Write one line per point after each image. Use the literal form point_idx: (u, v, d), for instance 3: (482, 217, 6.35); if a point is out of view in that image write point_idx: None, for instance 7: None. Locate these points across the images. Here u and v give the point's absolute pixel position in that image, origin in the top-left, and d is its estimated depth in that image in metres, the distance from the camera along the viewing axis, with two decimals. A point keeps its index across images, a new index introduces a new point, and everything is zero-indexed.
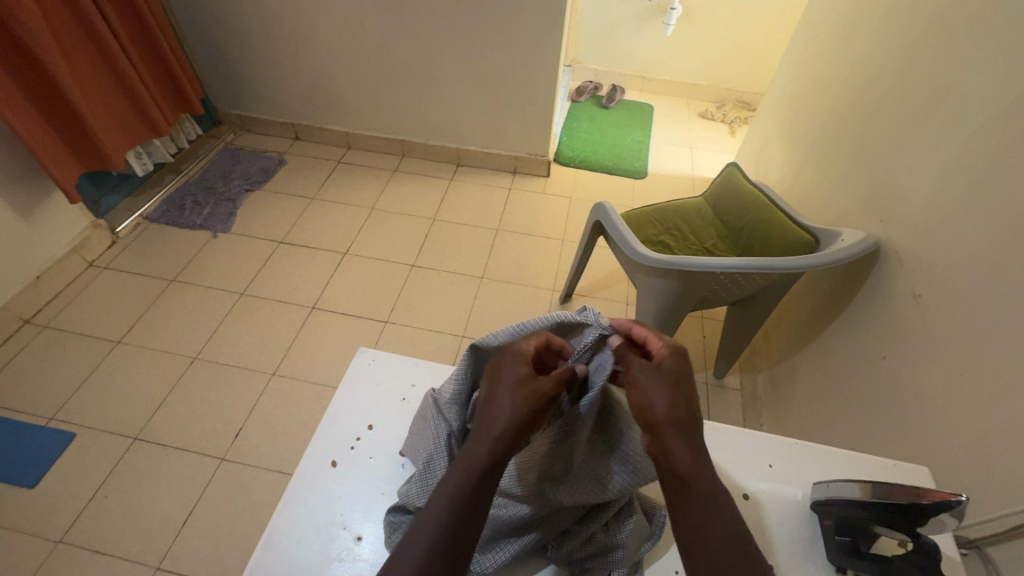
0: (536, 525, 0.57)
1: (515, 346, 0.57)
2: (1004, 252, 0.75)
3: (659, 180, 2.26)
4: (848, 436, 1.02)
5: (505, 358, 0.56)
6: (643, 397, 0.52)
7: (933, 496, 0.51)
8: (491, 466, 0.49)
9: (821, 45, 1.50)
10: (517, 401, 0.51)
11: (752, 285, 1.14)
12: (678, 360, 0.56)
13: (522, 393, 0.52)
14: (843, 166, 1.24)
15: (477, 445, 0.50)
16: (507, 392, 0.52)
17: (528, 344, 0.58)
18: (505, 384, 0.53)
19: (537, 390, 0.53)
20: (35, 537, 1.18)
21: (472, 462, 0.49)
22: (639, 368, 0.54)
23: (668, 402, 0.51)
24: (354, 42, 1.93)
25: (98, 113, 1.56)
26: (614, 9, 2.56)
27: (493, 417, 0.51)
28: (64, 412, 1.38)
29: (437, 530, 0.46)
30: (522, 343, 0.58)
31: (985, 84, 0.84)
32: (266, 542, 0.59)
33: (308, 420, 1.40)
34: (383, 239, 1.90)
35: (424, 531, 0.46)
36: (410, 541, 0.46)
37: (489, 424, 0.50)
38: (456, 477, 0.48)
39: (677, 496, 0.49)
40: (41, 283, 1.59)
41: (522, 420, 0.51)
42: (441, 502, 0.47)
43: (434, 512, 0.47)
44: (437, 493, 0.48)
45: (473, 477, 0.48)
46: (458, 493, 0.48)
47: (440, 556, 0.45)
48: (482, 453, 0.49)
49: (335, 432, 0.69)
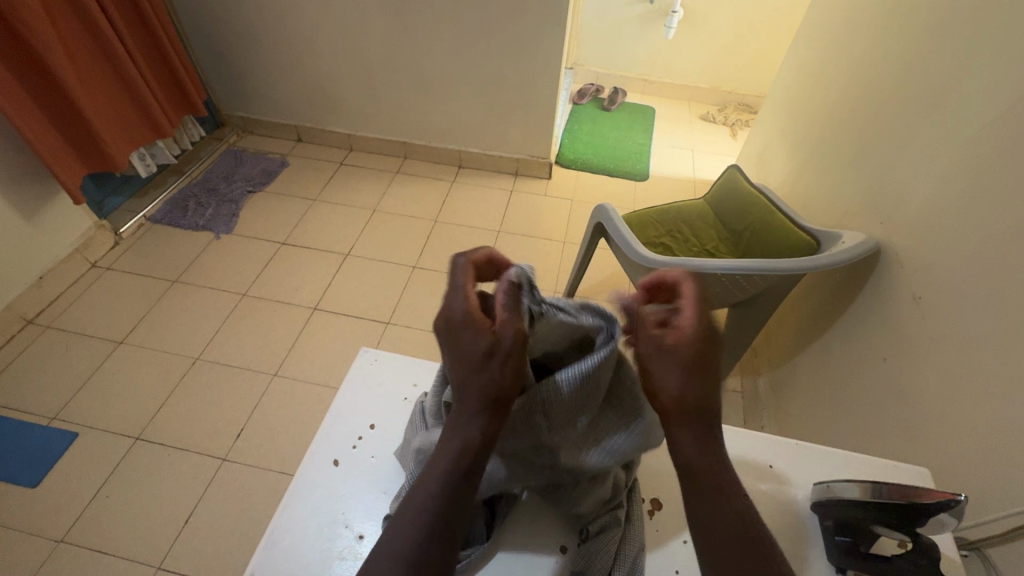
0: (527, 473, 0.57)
1: (456, 305, 0.51)
2: (1003, 254, 0.75)
3: (660, 182, 2.26)
4: (849, 438, 1.02)
5: (457, 324, 0.50)
6: (651, 376, 0.51)
7: (932, 496, 0.51)
8: (478, 446, 0.49)
9: (822, 48, 1.50)
10: (495, 376, 0.49)
11: (753, 287, 1.14)
12: (706, 340, 0.49)
13: (496, 365, 0.49)
14: (844, 168, 1.24)
15: (462, 423, 0.50)
16: (481, 368, 0.49)
17: (468, 292, 0.51)
18: (471, 363, 0.50)
19: (506, 354, 0.49)
20: (36, 536, 1.18)
21: (458, 436, 0.49)
22: (651, 350, 0.51)
23: (678, 388, 0.49)
24: (357, 45, 1.94)
25: (102, 114, 1.57)
26: (616, 12, 2.57)
27: (471, 404, 0.50)
28: (66, 412, 1.39)
29: (429, 509, 0.47)
30: (463, 299, 0.51)
31: (985, 87, 0.85)
32: (268, 540, 0.60)
33: (310, 421, 1.40)
34: (384, 241, 1.90)
35: (412, 521, 0.46)
36: (399, 533, 0.45)
37: (468, 410, 0.49)
38: (445, 458, 0.48)
39: (680, 494, 0.50)
40: (44, 283, 1.60)
41: (503, 394, 0.50)
42: (432, 481, 0.48)
43: (426, 492, 0.47)
44: (424, 481, 0.48)
45: (458, 466, 0.48)
46: (444, 482, 0.48)
47: (433, 537, 0.46)
48: (468, 432, 0.49)
49: (337, 431, 0.70)
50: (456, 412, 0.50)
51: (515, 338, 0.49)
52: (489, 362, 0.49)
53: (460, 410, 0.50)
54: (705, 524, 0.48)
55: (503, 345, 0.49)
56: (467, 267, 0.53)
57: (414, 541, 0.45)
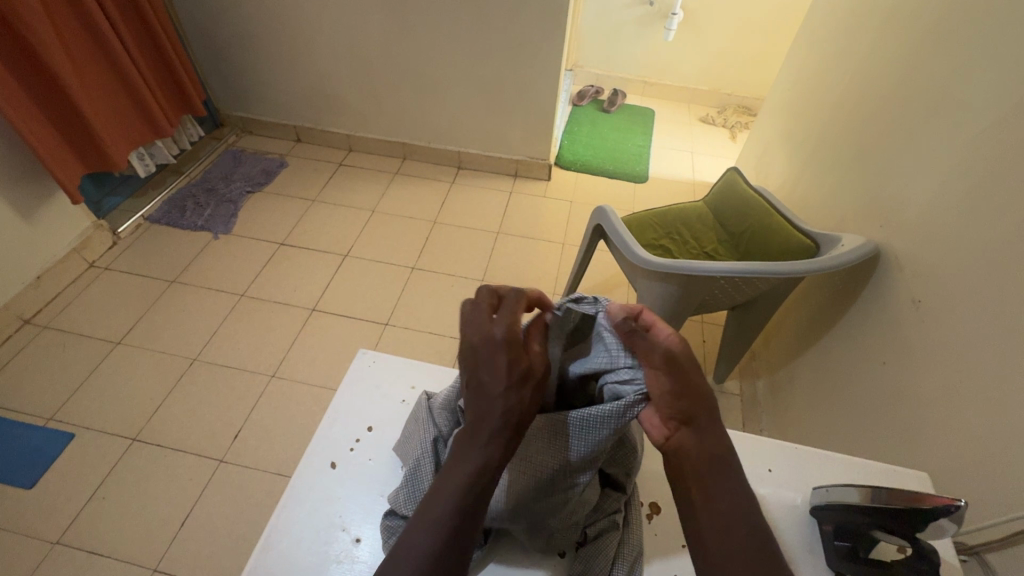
0: (535, 501, 0.55)
1: (497, 328, 0.53)
2: (1001, 259, 0.75)
3: (660, 184, 2.26)
4: (848, 441, 1.02)
5: (487, 346, 0.53)
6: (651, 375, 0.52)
7: (931, 500, 0.50)
8: (499, 461, 0.50)
9: (822, 50, 1.51)
10: (524, 399, 0.52)
11: (752, 290, 1.14)
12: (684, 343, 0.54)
13: (526, 389, 0.52)
14: (843, 171, 1.24)
15: (480, 437, 0.50)
16: (508, 392, 0.51)
17: (510, 319, 0.54)
18: (499, 381, 0.51)
19: (533, 380, 0.53)
20: (32, 537, 1.18)
21: (476, 451, 0.50)
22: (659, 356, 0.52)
23: (675, 393, 0.51)
24: (357, 45, 1.94)
25: (99, 112, 1.57)
26: (615, 14, 2.58)
27: (492, 418, 0.50)
28: (63, 412, 1.38)
29: (448, 520, 0.47)
30: (503, 325, 0.53)
31: (984, 92, 0.85)
32: (266, 542, 0.60)
33: (308, 423, 1.39)
34: (382, 241, 1.90)
35: (429, 529, 0.46)
36: (413, 535, 0.46)
37: (491, 423, 0.50)
38: (462, 471, 0.49)
39: (687, 493, 0.50)
40: (42, 283, 1.59)
41: (524, 415, 0.52)
42: (451, 492, 0.48)
43: (444, 504, 0.47)
44: (444, 488, 0.48)
45: (478, 477, 0.48)
46: (464, 492, 0.48)
47: (452, 547, 0.46)
48: (489, 450, 0.50)
49: (335, 432, 0.70)
50: (477, 425, 0.51)
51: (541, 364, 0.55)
52: (523, 385, 0.52)
53: (481, 423, 0.51)
54: (713, 532, 0.48)
55: (535, 372, 0.53)
56: (519, 296, 0.57)
57: (433, 552, 0.45)
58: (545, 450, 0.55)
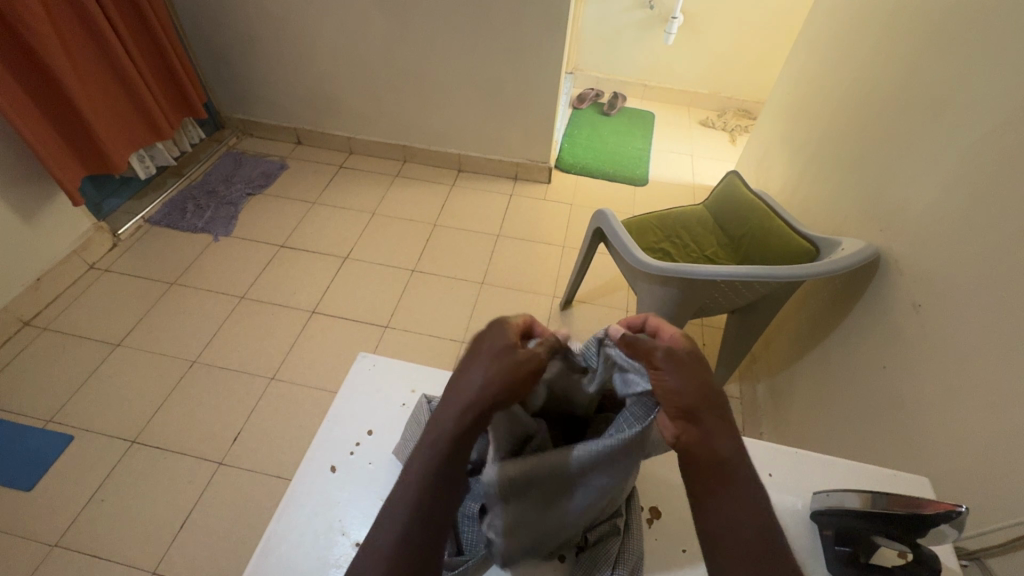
0: (528, 528, 0.55)
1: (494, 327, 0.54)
2: (1002, 263, 0.75)
3: (660, 188, 2.26)
4: (848, 445, 1.02)
5: (493, 334, 0.54)
6: (653, 375, 0.51)
7: (933, 507, 0.50)
8: (451, 441, 0.49)
9: (822, 54, 1.51)
10: (490, 375, 0.50)
11: (752, 294, 1.13)
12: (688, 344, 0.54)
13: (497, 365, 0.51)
14: (843, 176, 1.25)
15: (445, 417, 0.50)
16: (484, 364, 0.51)
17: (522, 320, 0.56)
18: (480, 358, 0.52)
19: (518, 367, 0.50)
20: (32, 539, 1.18)
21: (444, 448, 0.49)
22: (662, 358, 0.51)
23: (681, 385, 0.50)
24: (358, 47, 1.94)
25: (100, 115, 1.57)
26: (615, 18, 2.59)
27: (460, 399, 0.50)
28: (63, 414, 1.38)
29: (410, 507, 0.48)
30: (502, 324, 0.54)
31: (985, 97, 0.85)
32: (265, 546, 0.59)
33: (308, 425, 1.39)
34: (382, 243, 1.91)
35: (391, 520, 0.49)
36: (383, 525, 0.49)
37: (454, 406, 0.50)
38: (421, 460, 0.50)
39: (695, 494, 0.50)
40: (41, 284, 1.59)
41: (488, 395, 0.49)
42: (410, 481, 0.49)
43: (406, 490, 0.49)
44: (408, 472, 0.50)
45: (437, 460, 0.49)
46: (422, 477, 0.49)
47: (412, 539, 0.48)
48: (442, 425, 0.50)
49: (335, 436, 0.69)
50: (445, 404, 0.52)
51: (535, 361, 0.52)
52: (502, 364, 0.51)
53: (449, 403, 0.51)
54: (721, 530, 0.48)
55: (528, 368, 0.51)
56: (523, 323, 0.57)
57: (397, 538, 0.48)
58: (546, 485, 0.53)
